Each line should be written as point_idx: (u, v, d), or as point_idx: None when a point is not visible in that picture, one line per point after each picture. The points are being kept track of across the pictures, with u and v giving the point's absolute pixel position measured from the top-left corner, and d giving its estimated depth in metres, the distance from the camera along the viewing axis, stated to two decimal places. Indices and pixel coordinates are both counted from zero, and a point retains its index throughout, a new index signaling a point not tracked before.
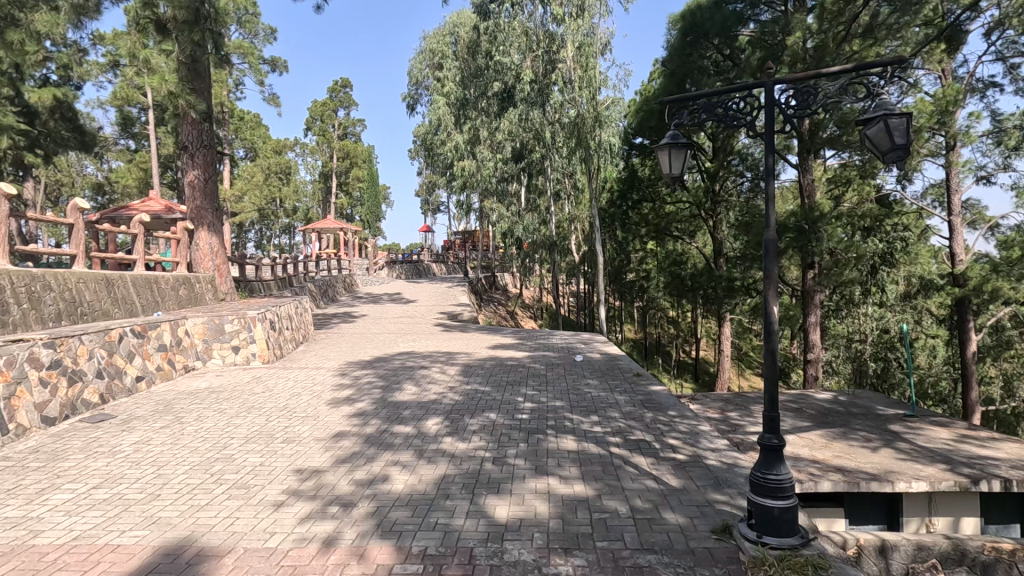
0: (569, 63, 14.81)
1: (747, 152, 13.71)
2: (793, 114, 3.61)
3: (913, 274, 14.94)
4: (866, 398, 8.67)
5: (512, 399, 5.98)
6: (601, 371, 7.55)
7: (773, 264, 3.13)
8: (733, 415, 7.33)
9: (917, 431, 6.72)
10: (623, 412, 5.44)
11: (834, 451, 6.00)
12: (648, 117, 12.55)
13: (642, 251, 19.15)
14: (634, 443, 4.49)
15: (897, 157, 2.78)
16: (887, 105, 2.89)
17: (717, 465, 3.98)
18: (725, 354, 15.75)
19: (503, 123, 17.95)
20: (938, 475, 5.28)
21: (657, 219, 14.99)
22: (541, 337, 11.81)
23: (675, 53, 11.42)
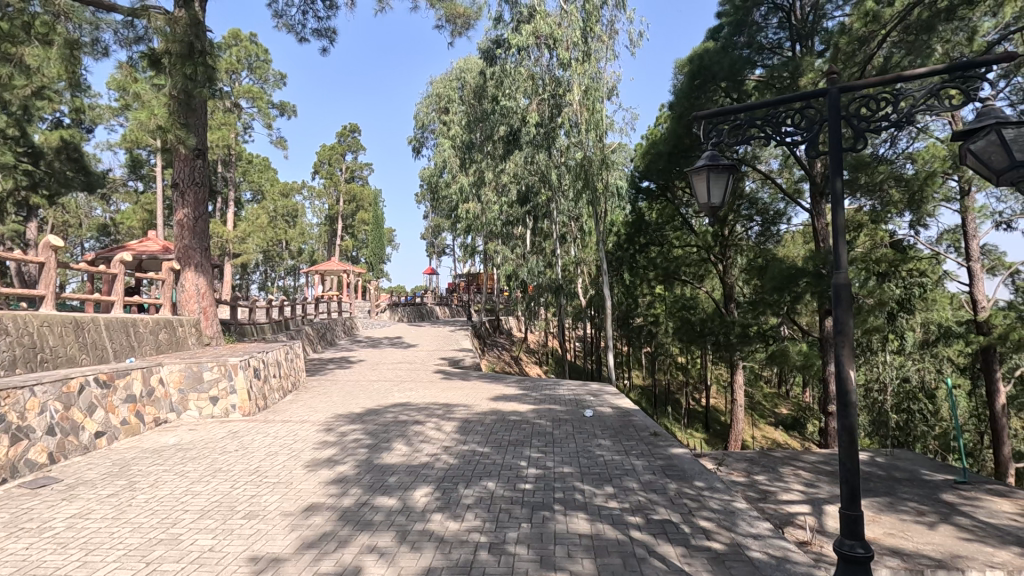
0: (575, 106, 14.47)
1: (756, 196, 13.14)
2: (861, 128, 3.06)
3: (931, 322, 14.00)
4: (907, 460, 7.87)
5: (514, 464, 5.27)
6: (612, 428, 6.84)
7: (846, 315, 2.64)
8: (762, 479, 6.56)
9: (975, 504, 5.94)
10: (642, 481, 4.73)
11: (885, 528, 5.23)
12: (655, 159, 11.91)
13: (650, 295, 18.58)
14: (658, 525, 3.78)
15: (1016, 178, 2.37)
16: (997, 111, 2.47)
17: (764, 560, 3.26)
18: (738, 404, 14.88)
19: (508, 166, 17.76)
20: (1016, 563, 4.52)
21: (666, 262, 14.23)
22: (546, 386, 11.10)
23: (681, 96, 10.66)
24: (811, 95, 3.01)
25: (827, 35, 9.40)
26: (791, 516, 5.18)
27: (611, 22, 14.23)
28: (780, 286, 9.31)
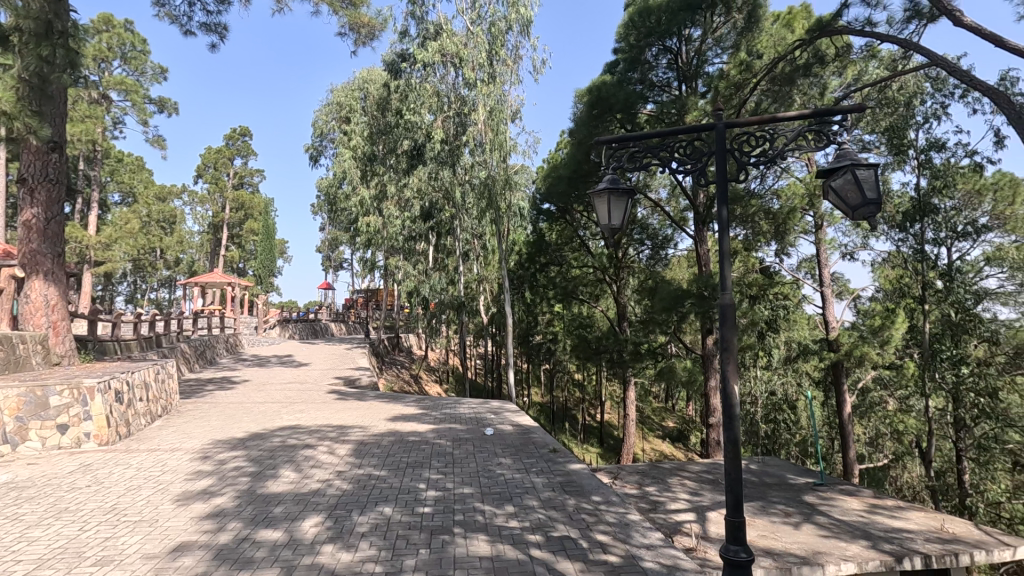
0: (479, 126, 14.62)
1: (647, 222, 14.02)
2: (742, 161, 3.35)
3: (792, 340, 15.66)
4: (776, 466, 8.65)
5: (413, 487, 5.08)
6: (513, 446, 6.85)
7: (730, 332, 2.83)
8: (652, 490, 6.88)
9: (831, 503, 6.66)
10: (541, 499, 4.75)
11: (759, 530, 5.68)
12: (557, 182, 12.27)
13: (550, 313, 19.07)
14: (557, 542, 3.81)
15: (869, 213, 2.70)
16: (852, 155, 2.80)
17: (656, 569, 3.39)
18: (630, 419, 15.55)
19: (411, 181, 17.52)
20: (864, 555, 5.10)
21: (564, 281, 14.83)
22: (447, 405, 10.91)
23: (581, 124, 11.07)
24: (702, 129, 3.24)
25: (709, 78, 10.30)
26: (679, 524, 5.47)
27: (516, 48, 14.66)
28: (669, 305, 9.91)
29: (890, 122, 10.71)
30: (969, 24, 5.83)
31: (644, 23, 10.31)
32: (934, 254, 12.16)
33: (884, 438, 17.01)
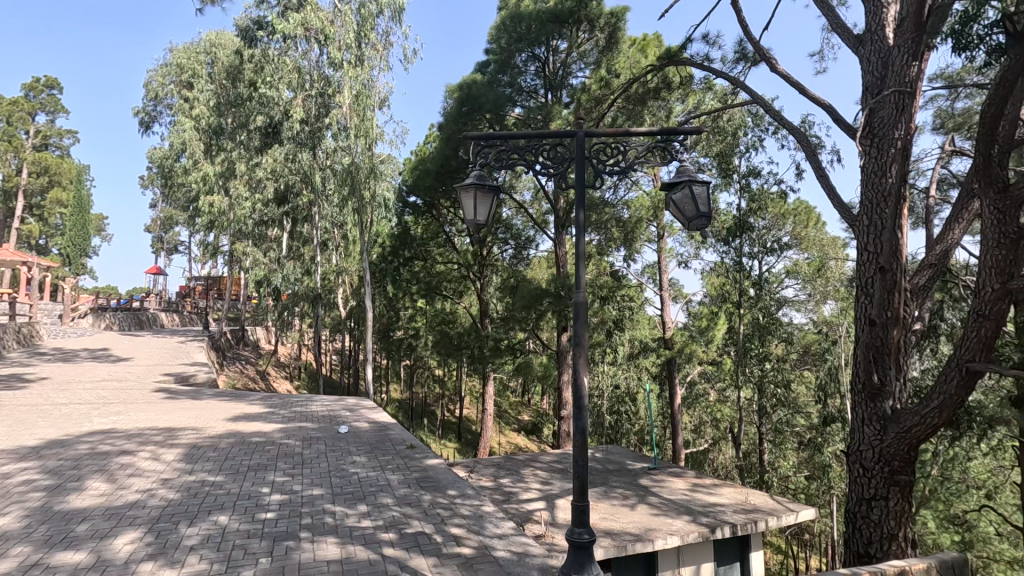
0: (343, 109, 13.86)
1: (511, 222, 14.43)
2: (600, 169, 3.58)
3: (635, 337, 17.22)
4: (618, 453, 9.49)
5: (255, 492, 4.68)
6: (368, 444, 6.62)
7: (582, 327, 2.99)
8: (506, 482, 7.11)
9: (661, 484, 7.46)
10: (397, 496, 4.66)
11: (601, 513, 6.17)
12: (424, 175, 12.15)
13: (412, 308, 18.78)
14: (411, 538, 3.76)
15: (700, 224, 3.04)
16: (690, 172, 3.14)
17: (507, 557, 3.51)
18: (488, 413, 15.87)
19: (265, 160, 16.12)
20: (686, 528, 5.78)
21: (428, 276, 14.51)
22: (297, 403, 10.22)
23: (450, 120, 11.03)
24: (565, 135, 3.40)
25: (572, 89, 10.90)
26: (530, 512, 5.73)
27: (386, 34, 14.15)
28: (528, 304, 10.31)
29: (720, 148, 12.27)
30: (781, 70, 6.89)
31: (515, 29, 10.60)
32: (749, 266, 14.03)
33: (705, 425, 19.43)
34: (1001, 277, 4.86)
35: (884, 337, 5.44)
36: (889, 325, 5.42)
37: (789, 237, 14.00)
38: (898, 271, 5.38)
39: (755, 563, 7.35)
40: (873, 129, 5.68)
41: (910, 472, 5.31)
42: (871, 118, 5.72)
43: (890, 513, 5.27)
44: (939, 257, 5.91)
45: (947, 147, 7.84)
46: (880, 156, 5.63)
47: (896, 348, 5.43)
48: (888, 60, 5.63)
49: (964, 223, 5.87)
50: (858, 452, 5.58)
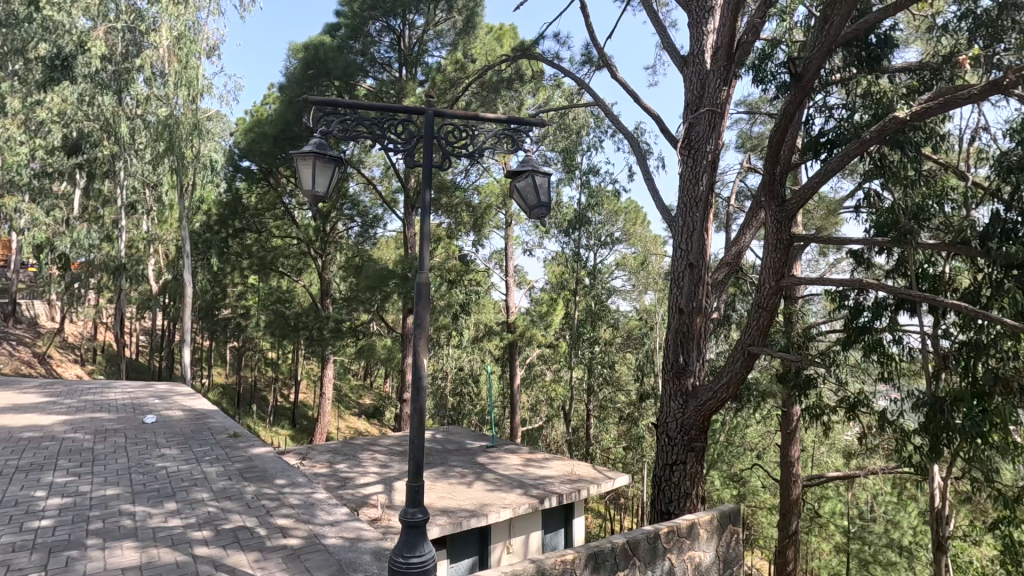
0: (160, 51, 12.02)
1: (358, 199, 13.73)
2: (448, 152, 3.54)
3: (480, 320, 17.67)
4: (458, 435, 9.81)
5: (23, 496, 3.90)
6: (181, 434, 5.91)
7: (424, 309, 2.97)
8: (341, 467, 6.87)
9: (497, 461, 7.84)
10: (214, 490, 4.23)
11: (439, 493, 6.27)
12: (259, 139, 11.01)
13: (241, 284, 17.07)
14: (228, 534, 3.45)
15: (541, 213, 3.19)
16: (534, 163, 3.27)
17: (338, 544, 3.40)
18: (325, 397, 15.12)
19: (51, 99, 13.31)
20: (518, 501, 6.12)
21: (262, 251, 12.73)
22: (89, 390, 8.72)
23: (293, 81, 10.09)
24: (413, 112, 3.31)
25: (427, 68, 10.69)
26: (366, 497, 5.60)
27: None
28: (373, 285, 9.97)
29: (565, 145, 13.05)
30: (621, 78, 7.49)
31: None
32: (585, 257, 15.07)
33: (541, 404, 20.73)
34: (776, 276, 5.89)
35: (690, 324, 6.28)
36: (694, 314, 6.26)
37: (620, 233, 15.42)
38: (702, 268, 6.28)
39: (578, 528, 8.06)
40: (691, 141, 6.46)
41: (703, 439, 6.23)
42: (689, 131, 6.49)
43: (687, 474, 6.13)
44: (734, 257, 6.96)
45: (745, 164, 9.24)
46: (695, 165, 6.43)
47: (698, 334, 6.30)
48: (705, 83, 6.44)
49: (753, 229, 6.98)
50: (665, 424, 6.38)
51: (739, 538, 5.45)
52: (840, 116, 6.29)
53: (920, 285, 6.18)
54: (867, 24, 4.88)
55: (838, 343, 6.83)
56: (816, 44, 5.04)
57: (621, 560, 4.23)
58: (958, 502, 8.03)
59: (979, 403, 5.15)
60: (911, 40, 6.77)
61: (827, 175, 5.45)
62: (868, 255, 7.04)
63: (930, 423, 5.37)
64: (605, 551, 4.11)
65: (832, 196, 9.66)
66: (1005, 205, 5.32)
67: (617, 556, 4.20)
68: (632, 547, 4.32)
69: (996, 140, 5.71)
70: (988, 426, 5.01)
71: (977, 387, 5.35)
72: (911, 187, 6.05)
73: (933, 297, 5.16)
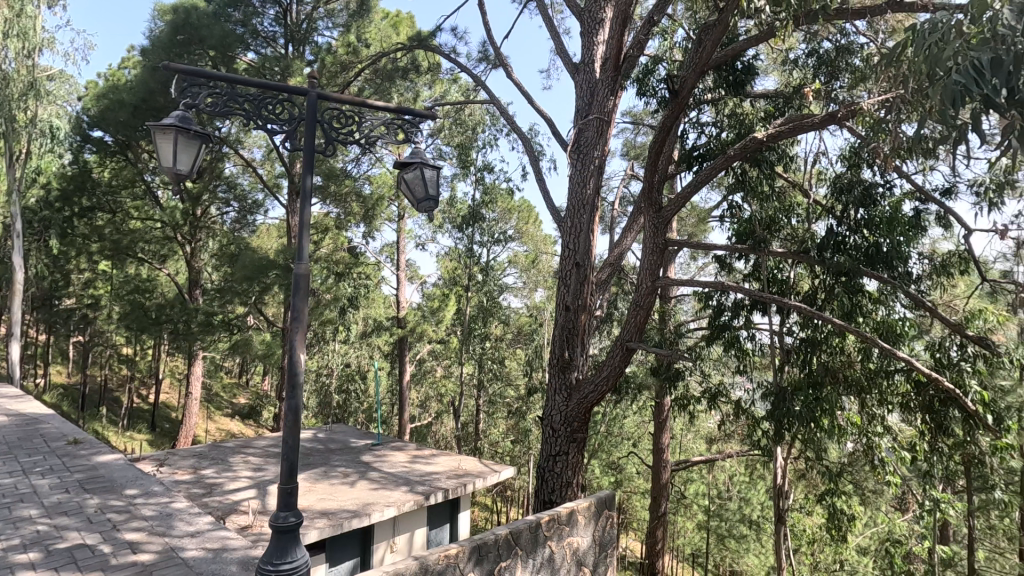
0: None
1: (235, 181, 12.27)
2: (332, 137, 3.35)
3: (369, 315, 17.11)
4: (341, 434, 9.48)
5: None
6: (5, 443, 5.09)
7: (302, 301, 2.80)
8: (208, 473, 6.33)
9: (382, 459, 7.68)
10: (46, 505, 3.70)
11: (318, 495, 6.00)
12: (114, 107, 9.73)
13: (90, 271, 15.04)
14: (63, 554, 3.04)
15: (428, 206, 3.15)
16: (424, 155, 3.22)
17: (199, 556, 3.12)
18: (192, 398, 13.80)
19: None
20: (402, 499, 6.01)
21: (116, 234, 11.05)
22: None
23: (155, 44, 8.92)
24: (293, 92, 3.08)
25: (315, 47, 10.00)
26: (235, 503, 5.19)
27: None
28: (250, 275, 9.22)
29: (460, 140, 13.01)
30: (515, 78, 7.63)
31: None
32: (478, 254, 15.12)
33: (431, 400, 20.55)
34: (652, 277, 6.33)
35: (575, 321, 6.56)
36: (579, 311, 6.56)
37: (512, 231, 15.69)
38: (588, 267, 6.58)
39: (463, 523, 8.10)
40: (580, 146, 6.74)
41: (585, 430, 6.54)
42: (578, 136, 6.76)
43: (569, 464, 6.40)
44: (616, 258, 7.38)
45: (628, 171, 9.83)
46: (583, 169, 6.72)
47: (582, 330, 6.60)
48: (594, 91, 6.75)
49: (633, 233, 7.45)
50: (549, 416, 6.61)
51: (614, 522, 5.80)
52: (710, 133, 6.91)
53: (770, 288, 6.98)
54: (733, 51, 5.41)
55: (703, 339, 7.50)
56: (691, 65, 5.48)
57: (504, 551, 4.31)
58: (795, 478, 9.19)
59: (813, 391, 5.93)
60: (769, 69, 7.61)
61: (698, 186, 5.96)
62: (730, 260, 7.81)
63: (775, 410, 6.09)
64: (488, 543, 4.17)
65: (703, 205, 10.60)
66: (836, 221, 6.18)
67: (500, 547, 4.28)
68: (514, 537, 4.42)
69: (831, 164, 6.60)
70: (819, 411, 5.78)
71: (812, 378, 6.16)
72: (765, 201, 6.78)
73: (780, 298, 5.85)
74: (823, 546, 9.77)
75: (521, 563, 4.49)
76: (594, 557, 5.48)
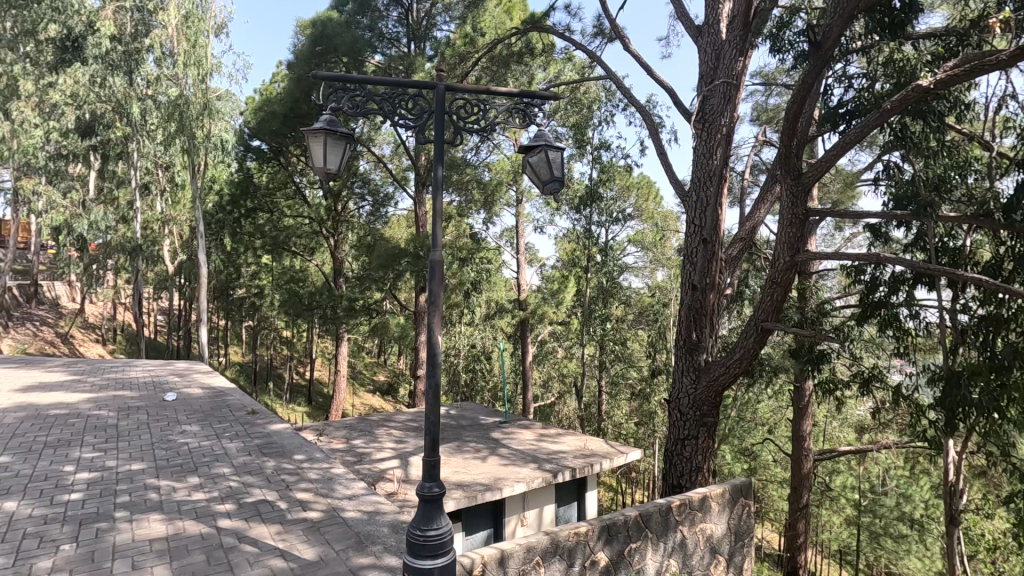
0: (169, 30, 12.70)
1: (369, 176, 12.79)
2: (459, 127, 3.45)
3: (492, 299, 17.56)
4: (471, 411, 10.05)
5: (67, 479, 4.59)
6: (212, 430, 6.23)
7: (438, 287, 2.97)
8: (358, 442, 7.02)
9: (510, 436, 8.07)
10: (243, 478, 4.77)
11: (453, 467, 6.44)
12: (267, 117, 10.11)
13: (255, 265, 17.52)
14: (250, 537, 3.65)
15: (554, 188, 3.16)
16: (547, 138, 3.24)
17: (356, 516, 4.06)
18: (340, 375, 15.00)
19: (63, 82, 14.12)
20: (531, 475, 6.22)
21: (275, 230, 12.08)
22: (110, 371, 10.21)
23: (298, 59, 9.22)
24: (423, 88, 3.21)
25: (435, 42, 9.90)
26: (382, 471, 5.75)
27: None
28: (384, 264, 9.59)
29: (576, 119, 12.84)
30: (633, 49, 7.35)
31: None
32: (596, 234, 14.82)
33: (554, 381, 20.91)
34: (791, 252, 5.73)
35: (703, 301, 6.22)
36: (707, 290, 6.19)
37: (632, 209, 15.15)
38: (716, 243, 6.15)
39: (591, 503, 8.18)
40: (705, 114, 6.32)
41: (715, 415, 6.21)
42: (703, 104, 6.36)
43: (698, 449, 6.14)
44: (747, 232, 6.84)
45: (761, 137, 9.04)
46: (709, 139, 6.31)
47: (711, 311, 6.24)
48: (720, 53, 6.25)
49: (768, 204, 6.86)
50: (677, 399, 6.38)
51: (751, 511, 5.46)
52: (860, 85, 6.08)
53: (940, 259, 6.03)
54: None
55: (854, 318, 6.72)
56: (838, 8, 4.82)
57: (634, 532, 4.28)
58: (972, 476, 7.99)
59: (997, 375, 5.08)
60: (936, 5, 6.52)
61: (846, 146, 5.26)
62: (887, 228, 6.90)
63: (946, 397, 5.31)
64: (618, 523, 4.16)
65: (850, 169, 9.52)
66: None
67: (630, 528, 4.25)
68: (644, 519, 4.36)
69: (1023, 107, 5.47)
70: (1005, 401, 4.92)
71: (995, 362, 5.24)
72: (933, 158, 5.83)
73: (953, 270, 4.97)
74: (1008, 555, 8.49)
75: (651, 546, 4.42)
76: (729, 546, 5.24)
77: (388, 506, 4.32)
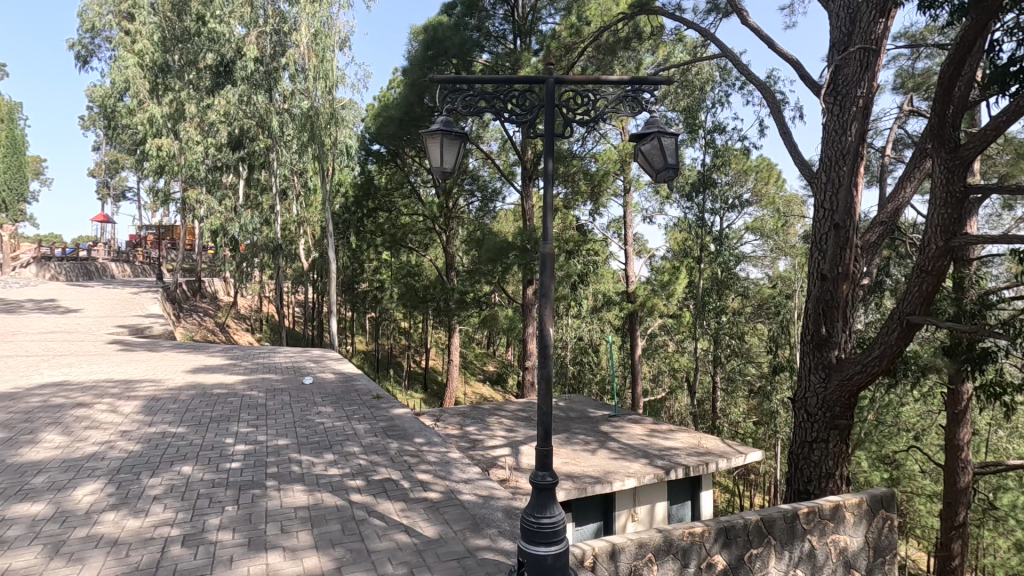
0: (301, 48, 13.98)
1: (477, 173, 13.20)
2: (569, 119, 3.44)
3: (599, 291, 17.37)
4: (579, 403, 10.04)
5: (229, 450, 5.27)
6: (343, 413, 6.82)
7: (549, 280, 3.00)
8: (472, 429, 7.31)
9: (620, 430, 7.96)
10: (371, 457, 5.18)
11: (563, 458, 6.49)
12: (385, 122, 10.78)
13: (376, 260, 18.85)
14: (378, 512, 3.96)
15: (667, 176, 3.05)
16: (659, 124, 3.14)
17: (472, 499, 4.24)
18: (453, 364, 15.68)
19: (218, 103, 16.12)
20: (643, 471, 6.09)
21: (393, 228, 13.10)
22: (259, 357, 11.54)
23: (413, 64, 9.74)
24: (534, 82, 3.24)
25: (540, 35, 9.93)
26: (495, 458, 5.95)
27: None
28: (493, 257, 9.85)
29: (687, 103, 12.25)
30: (752, 23, 6.83)
31: None
32: (710, 222, 14.07)
33: (664, 375, 20.25)
34: (945, 236, 5.03)
35: (834, 292, 5.65)
36: (839, 280, 5.59)
37: (749, 194, 14.25)
38: (851, 229, 5.53)
39: (706, 503, 7.85)
40: (838, 86, 5.71)
41: (849, 417, 5.65)
42: (835, 75, 5.75)
43: (829, 453, 5.64)
44: (889, 215, 6.10)
45: (906, 108, 8.01)
46: (842, 114, 5.70)
47: (844, 303, 5.66)
48: (857, 16, 5.61)
49: (915, 182, 6.06)
50: (804, 399, 5.90)
51: (894, 526, 4.91)
52: None
53: None
54: None
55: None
56: None
57: (755, 537, 4.04)
58: None
59: None
60: None
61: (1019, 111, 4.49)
62: None
63: None
64: (737, 526, 3.95)
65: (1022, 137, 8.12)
66: None
67: (751, 533, 4.02)
68: (767, 525, 4.10)
69: None
70: None
71: None
72: None
73: None
74: None
75: (775, 554, 4.15)
76: (867, 562, 4.76)
77: (501, 492, 4.46)
